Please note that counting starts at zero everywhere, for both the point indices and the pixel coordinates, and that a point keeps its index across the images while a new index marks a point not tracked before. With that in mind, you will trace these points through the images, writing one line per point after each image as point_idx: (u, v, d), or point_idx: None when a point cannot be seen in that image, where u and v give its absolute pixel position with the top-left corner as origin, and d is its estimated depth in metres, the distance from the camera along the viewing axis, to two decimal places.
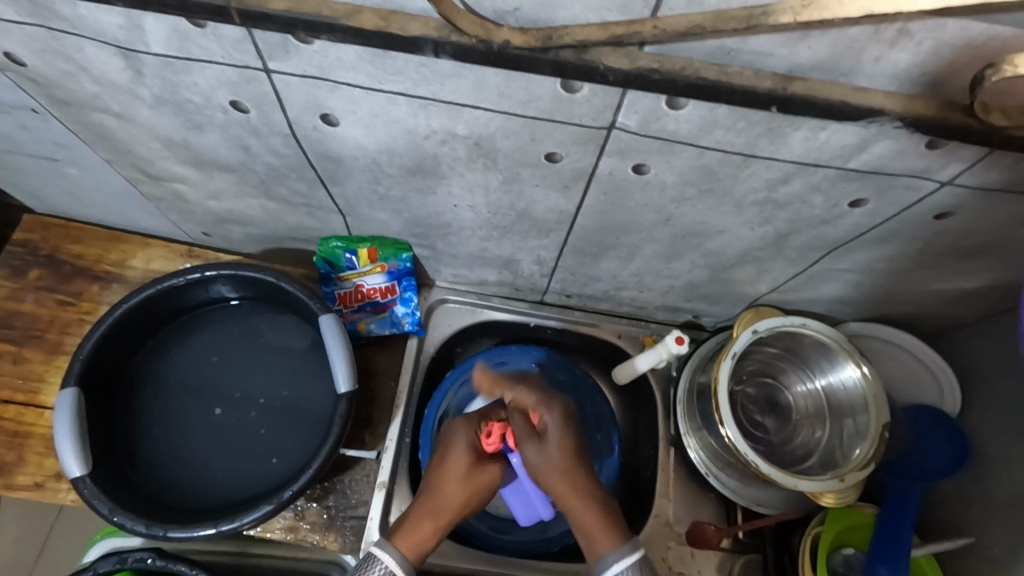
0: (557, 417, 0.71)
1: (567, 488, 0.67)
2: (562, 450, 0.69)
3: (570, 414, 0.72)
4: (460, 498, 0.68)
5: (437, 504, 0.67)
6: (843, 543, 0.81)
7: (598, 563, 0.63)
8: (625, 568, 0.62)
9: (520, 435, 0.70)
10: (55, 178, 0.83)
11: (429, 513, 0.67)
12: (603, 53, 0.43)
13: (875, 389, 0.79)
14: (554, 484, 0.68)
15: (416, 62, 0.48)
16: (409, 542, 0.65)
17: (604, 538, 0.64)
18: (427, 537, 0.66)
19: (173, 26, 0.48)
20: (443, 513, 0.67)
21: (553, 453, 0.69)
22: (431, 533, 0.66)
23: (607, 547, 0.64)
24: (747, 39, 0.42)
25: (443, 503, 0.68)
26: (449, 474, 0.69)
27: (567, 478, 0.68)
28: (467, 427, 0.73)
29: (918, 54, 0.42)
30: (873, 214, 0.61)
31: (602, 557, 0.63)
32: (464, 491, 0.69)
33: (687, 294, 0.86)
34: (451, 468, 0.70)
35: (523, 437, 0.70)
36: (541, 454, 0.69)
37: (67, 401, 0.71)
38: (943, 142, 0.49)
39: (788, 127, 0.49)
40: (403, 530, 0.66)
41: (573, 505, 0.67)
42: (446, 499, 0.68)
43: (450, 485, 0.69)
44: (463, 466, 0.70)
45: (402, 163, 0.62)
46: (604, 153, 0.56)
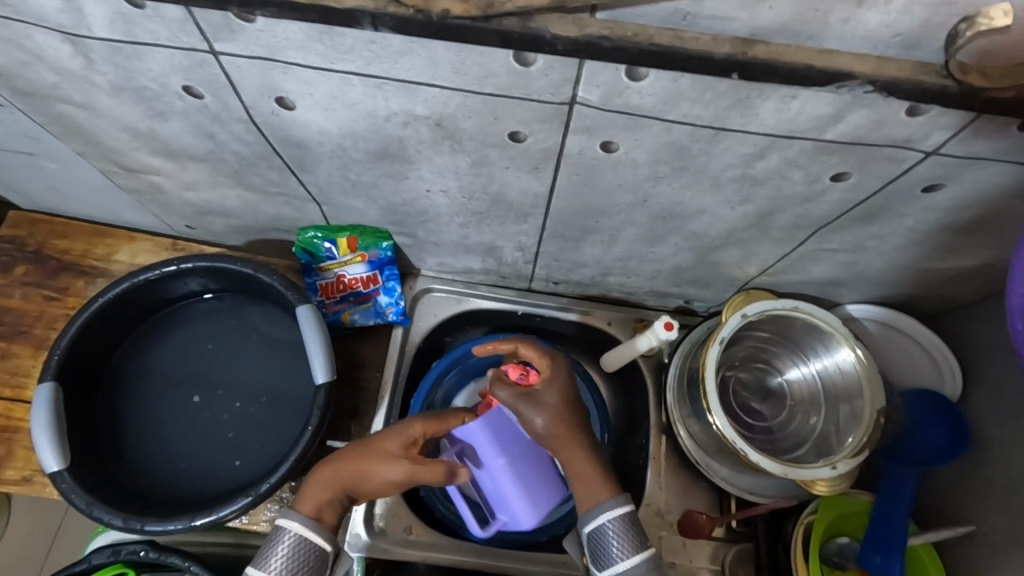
0: (558, 375, 0.69)
1: (566, 439, 0.66)
2: (559, 405, 0.67)
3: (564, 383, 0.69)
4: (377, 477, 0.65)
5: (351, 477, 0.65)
6: (837, 532, 0.79)
7: (591, 509, 0.63)
8: (614, 520, 0.61)
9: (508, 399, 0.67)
10: (33, 173, 0.82)
11: (343, 480, 0.65)
12: (550, 20, 0.41)
13: (871, 373, 0.76)
14: (554, 434, 0.66)
15: (363, 39, 0.46)
16: (318, 506, 0.63)
17: (601, 485, 0.64)
18: (335, 505, 0.64)
19: (113, 8, 0.47)
20: (354, 486, 0.65)
21: (551, 405, 0.67)
22: (339, 499, 0.64)
23: (603, 495, 0.63)
24: (702, 1, 0.40)
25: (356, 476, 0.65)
26: (374, 450, 0.65)
27: (566, 432, 0.66)
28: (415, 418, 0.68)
29: (890, 11, 0.39)
30: (858, 189, 0.58)
31: (595, 504, 0.63)
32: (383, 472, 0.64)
33: (674, 279, 0.84)
34: (376, 446, 0.66)
35: (512, 398, 0.67)
36: (542, 408, 0.66)
37: (45, 396, 0.71)
38: (924, 108, 0.46)
39: (758, 96, 0.46)
40: (313, 494, 0.64)
41: (570, 455, 0.65)
42: (360, 474, 0.65)
43: (370, 464, 0.65)
44: (389, 446, 0.65)
45: (366, 147, 0.61)
46: (570, 131, 0.54)
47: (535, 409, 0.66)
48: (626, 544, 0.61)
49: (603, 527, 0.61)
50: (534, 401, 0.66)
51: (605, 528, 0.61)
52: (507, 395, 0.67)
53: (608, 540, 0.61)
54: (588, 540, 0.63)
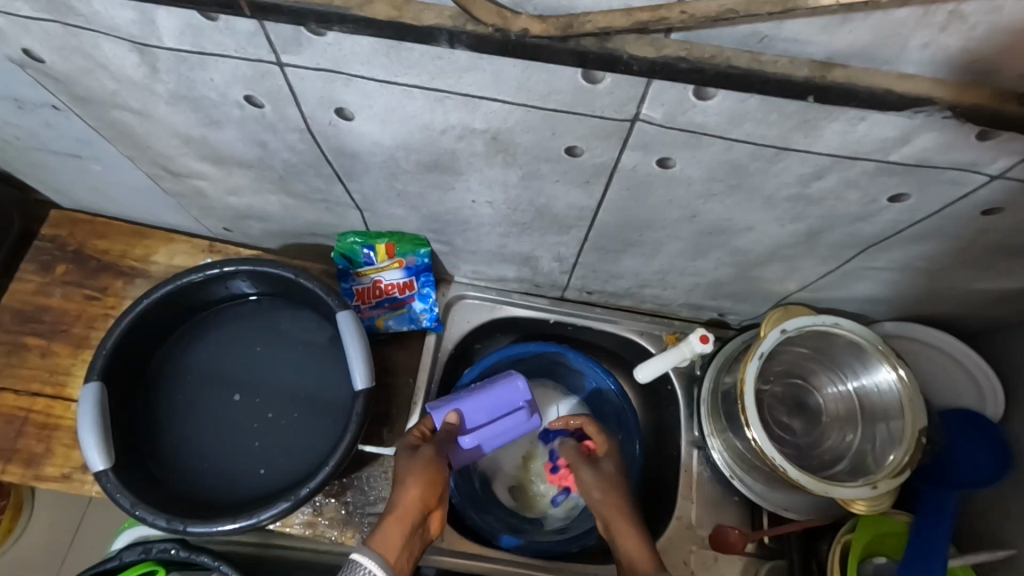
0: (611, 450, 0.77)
1: (615, 510, 0.70)
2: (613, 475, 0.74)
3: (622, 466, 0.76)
4: (421, 496, 0.65)
5: (398, 513, 0.63)
6: (873, 551, 0.78)
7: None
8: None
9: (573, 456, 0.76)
10: (79, 174, 0.84)
11: (391, 515, 0.63)
12: (626, 41, 0.42)
13: (912, 392, 0.75)
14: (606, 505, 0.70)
15: (431, 54, 0.47)
16: (387, 544, 0.60)
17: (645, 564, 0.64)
18: (400, 536, 0.61)
19: (186, 19, 0.48)
20: (404, 515, 0.63)
21: (605, 475, 0.73)
22: (404, 529, 0.62)
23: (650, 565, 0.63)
24: (782, 25, 0.40)
25: (402, 507, 0.63)
26: (398, 480, 0.66)
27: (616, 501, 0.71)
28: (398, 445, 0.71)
29: (971, 37, 0.39)
30: (913, 211, 0.58)
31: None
32: (420, 488, 0.65)
33: (712, 292, 0.83)
34: (399, 475, 0.67)
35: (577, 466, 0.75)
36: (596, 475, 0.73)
37: (91, 396, 0.72)
38: (994, 133, 0.46)
39: (824, 118, 0.46)
40: (378, 535, 0.61)
41: (620, 534, 0.68)
42: (406, 502, 0.64)
43: (408, 488, 0.65)
44: (409, 468, 0.67)
45: (418, 158, 0.61)
46: (627, 147, 0.54)
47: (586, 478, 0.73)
48: None
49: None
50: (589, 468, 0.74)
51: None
52: (574, 453, 0.76)
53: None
54: None
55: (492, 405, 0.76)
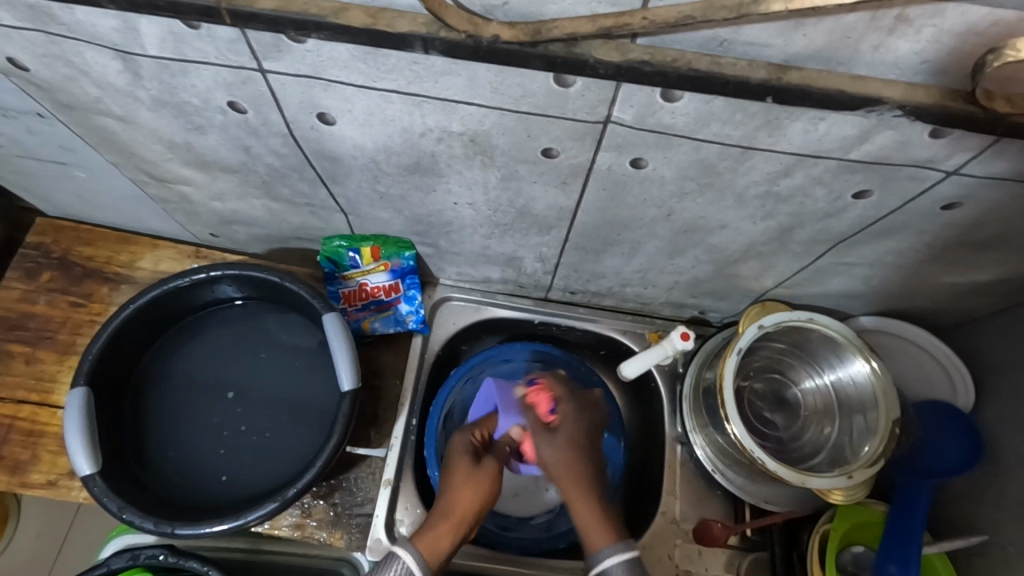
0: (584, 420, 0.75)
1: (569, 477, 0.70)
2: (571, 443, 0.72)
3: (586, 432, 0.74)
4: (473, 501, 0.71)
5: (446, 510, 0.69)
6: (853, 541, 0.80)
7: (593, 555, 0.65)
8: (619, 563, 0.64)
9: (534, 427, 0.75)
10: (64, 181, 0.84)
11: (443, 514, 0.69)
12: (594, 46, 0.44)
13: (885, 383, 0.77)
14: (559, 470, 0.71)
15: (408, 59, 0.48)
16: (430, 539, 0.66)
17: (603, 532, 0.67)
18: (446, 539, 0.67)
19: (168, 28, 0.49)
20: (455, 516, 0.69)
21: (565, 440, 0.72)
22: (450, 534, 0.67)
23: (603, 542, 0.66)
24: (740, 29, 0.42)
25: (453, 507, 0.70)
26: (456, 479, 0.72)
27: (571, 471, 0.70)
28: (460, 437, 0.77)
29: (918, 40, 0.41)
30: (877, 206, 0.60)
31: (595, 550, 0.65)
32: (472, 498, 0.71)
33: (692, 290, 0.85)
34: (457, 479, 0.72)
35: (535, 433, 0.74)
36: (553, 440, 0.73)
37: (78, 400, 0.73)
38: (946, 131, 0.49)
39: (786, 118, 0.48)
40: (420, 536, 0.67)
41: (574, 498, 0.69)
42: (456, 503, 0.70)
43: (461, 490, 0.71)
44: (473, 479, 0.72)
45: (400, 161, 0.63)
46: (601, 147, 0.55)
47: (545, 442, 0.73)
48: None
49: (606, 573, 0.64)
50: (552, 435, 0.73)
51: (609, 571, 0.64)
52: (535, 421, 0.75)
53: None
54: None
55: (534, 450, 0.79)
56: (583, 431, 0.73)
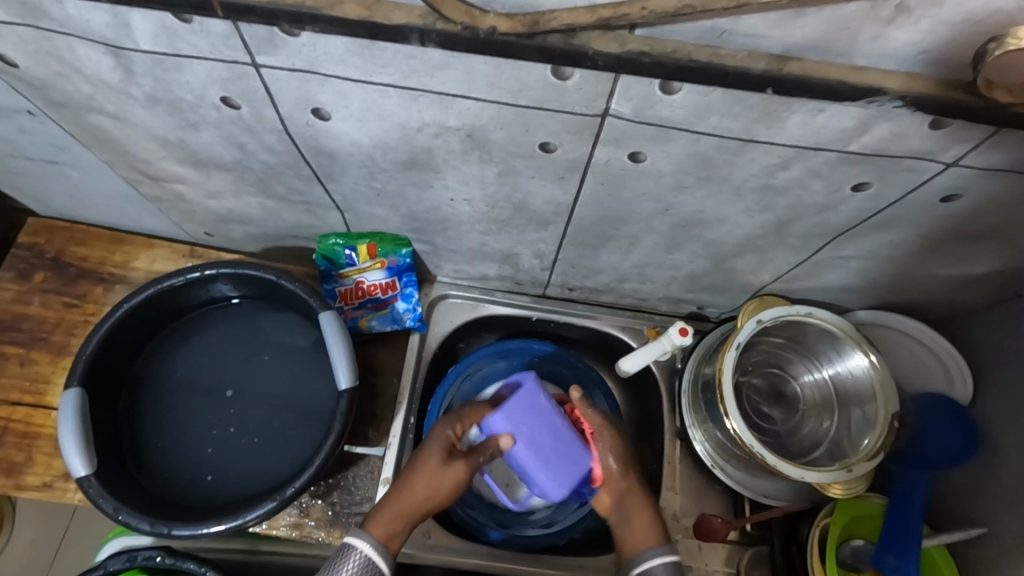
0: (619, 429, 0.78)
1: (629, 481, 0.73)
2: (627, 449, 0.75)
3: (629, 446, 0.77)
4: (431, 494, 0.68)
5: (403, 497, 0.67)
6: (851, 534, 0.80)
7: (639, 552, 0.65)
8: (665, 564, 0.64)
9: (597, 423, 0.74)
10: (56, 181, 0.83)
11: (399, 501, 0.66)
12: (591, 38, 0.43)
13: (884, 376, 0.77)
14: (623, 475, 0.73)
15: (404, 53, 0.48)
16: (383, 528, 0.65)
17: (651, 535, 0.67)
18: (399, 524, 0.65)
19: (160, 22, 0.49)
20: (411, 507, 0.66)
21: (623, 448, 0.75)
22: (403, 521, 0.66)
23: (648, 543, 0.66)
24: (739, 20, 0.42)
25: (409, 496, 0.67)
26: (421, 468, 0.69)
27: (634, 476, 0.73)
28: (440, 430, 0.72)
29: (918, 30, 0.41)
30: (876, 199, 0.60)
31: (640, 549, 0.65)
32: (433, 487, 0.68)
33: (690, 285, 0.85)
34: (425, 460, 0.69)
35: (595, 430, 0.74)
36: (614, 443, 0.74)
37: (71, 402, 0.72)
38: (945, 121, 0.48)
39: (785, 110, 0.48)
40: (375, 517, 0.66)
41: (629, 503, 0.71)
42: (413, 493, 0.67)
43: (422, 481, 0.68)
44: (443, 468, 0.69)
45: (397, 157, 0.62)
46: (599, 141, 0.55)
47: (609, 445, 0.74)
48: None
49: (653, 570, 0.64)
50: (614, 437, 0.74)
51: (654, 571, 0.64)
52: (596, 417, 0.75)
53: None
54: None
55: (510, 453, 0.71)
56: (630, 444, 0.77)
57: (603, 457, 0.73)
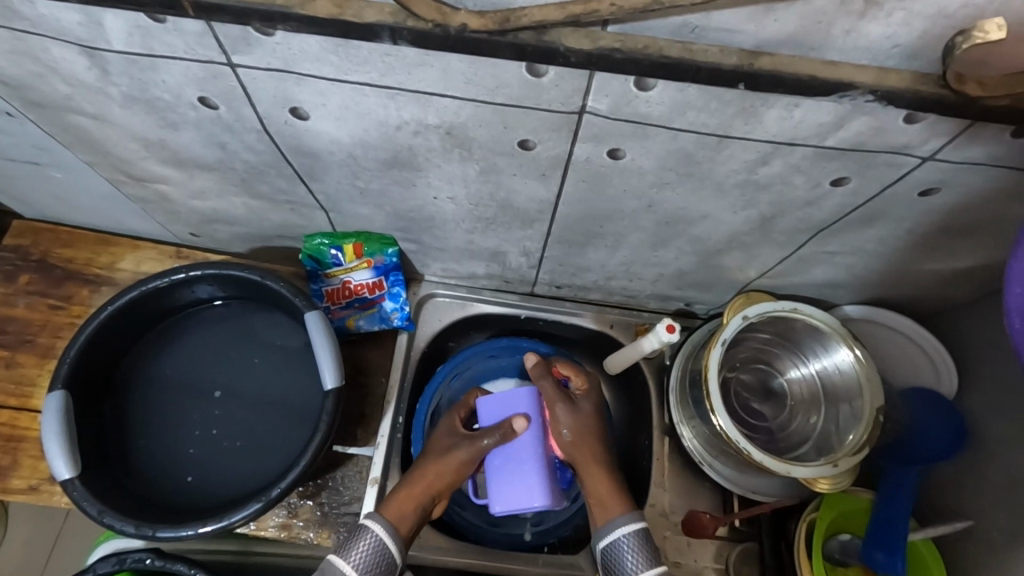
0: (591, 390, 0.78)
1: (585, 449, 0.73)
2: (588, 414, 0.76)
3: (600, 407, 0.78)
4: (436, 478, 0.70)
5: (410, 484, 0.70)
6: (839, 529, 0.80)
7: (606, 524, 0.67)
8: (630, 534, 0.66)
9: (551, 395, 0.75)
10: (40, 183, 0.83)
11: (405, 487, 0.69)
12: (564, 34, 0.43)
13: (869, 372, 0.77)
14: (575, 444, 0.73)
15: (379, 51, 0.48)
16: (393, 513, 0.67)
17: (616, 504, 0.69)
18: (410, 506, 0.68)
19: (133, 22, 0.48)
20: (417, 491, 0.69)
21: (582, 413, 0.75)
22: (413, 503, 0.69)
23: (615, 513, 0.68)
24: (710, 15, 0.42)
25: (415, 482, 0.70)
26: (425, 457, 0.72)
27: (589, 443, 0.73)
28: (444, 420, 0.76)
29: (890, 24, 0.41)
30: (857, 194, 0.60)
31: (609, 520, 0.67)
32: (438, 472, 0.71)
33: (677, 282, 0.85)
34: (437, 446, 0.73)
35: (552, 402, 0.75)
36: (572, 414, 0.74)
37: (55, 404, 0.72)
38: (921, 116, 0.49)
39: (762, 105, 0.48)
40: (388, 503, 0.68)
41: (588, 472, 0.72)
42: (419, 479, 0.70)
43: (426, 468, 0.71)
44: (449, 449, 0.72)
45: (377, 155, 0.62)
46: (578, 139, 0.55)
47: (562, 416, 0.74)
48: (640, 558, 0.65)
49: (618, 542, 0.66)
50: (567, 407, 0.75)
51: (621, 543, 0.66)
52: (552, 390, 0.75)
53: (622, 554, 0.65)
54: (604, 555, 0.67)
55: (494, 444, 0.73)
56: (599, 408, 0.77)
57: (558, 427, 0.74)
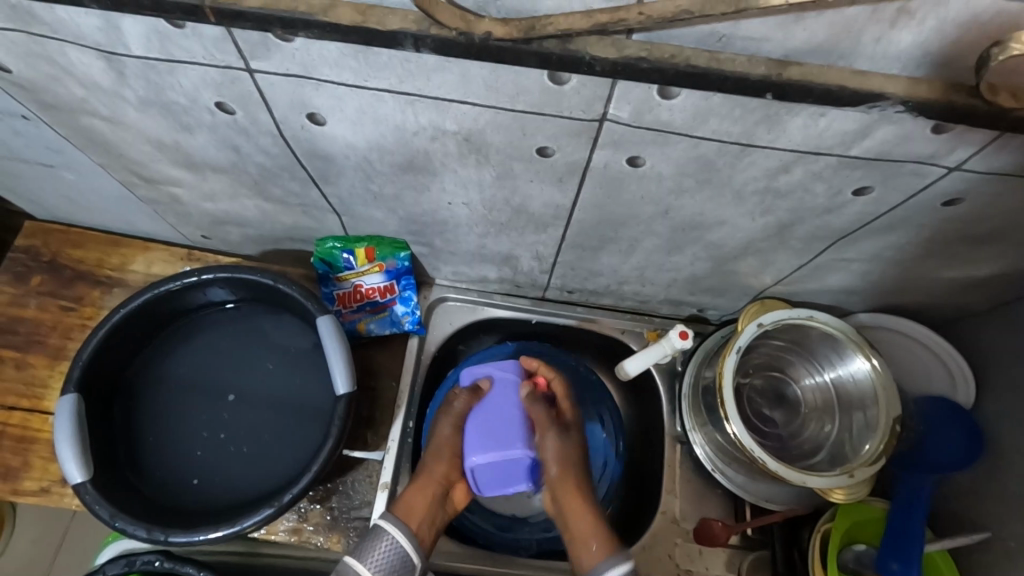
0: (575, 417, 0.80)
1: (566, 486, 0.74)
2: (574, 449, 0.76)
3: (582, 444, 0.78)
4: (447, 473, 0.75)
5: (422, 483, 0.74)
6: (853, 539, 0.79)
7: (594, 565, 0.67)
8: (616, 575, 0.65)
9: (542, 420, 0.75)
10: (53, 184, 0.83)
11: (420, 485, 0.73)
12: (588, 42, 0.43)
13: (885, 381, 0.76)
14: (560, 477, 0.74)
15: (399, 57, 0.47)
16: (408, 511, 0.71)
17: (600, 544, 0.69)
18: (422, 508, 0.72)
19: (153, 27, 0.48)
20: (431, 488, 0.74)
21: (568, 446, 0.75)
22: (426, 502, 0.73)
23: (601, 555, 0.67)
24: (738, 24, 0.41)
25: (428, 480, 0.74)
26: (434, 455, 0.76)
27: (570, 479, 0.74)
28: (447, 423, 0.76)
29: (921, 33, 0.40)
30: (878, 203, 0.59)
31: (596, 560, 0.67)
32: (447, 466, 0.75)
33: (690, 288, 0.84)
34: (439, 442, 0.76)
35: (542, 429, 0.75)
36: (558, 444, 0.74)
37: (67, 408, 0.72)
38: (948, 125, 0.48)
39: (786, 114, 0.48)
40: (401, 505, 0.72)
41: (569, 508, 0.73)
42: (431, 476, 0.74)
43: (436, 462, 0.75)
44: (455, 450, 0.76)
45: (393, 161, 0.61)
46: (597, 145, 0.55)
47: (549, 445, 0.74)
48: None
49: None
50: (556, 438, 0.75)
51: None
52: (543, 413, 0.76)
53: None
54: None
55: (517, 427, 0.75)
56: (582, 441, 0.78)
57: (545, 456, 0.74)
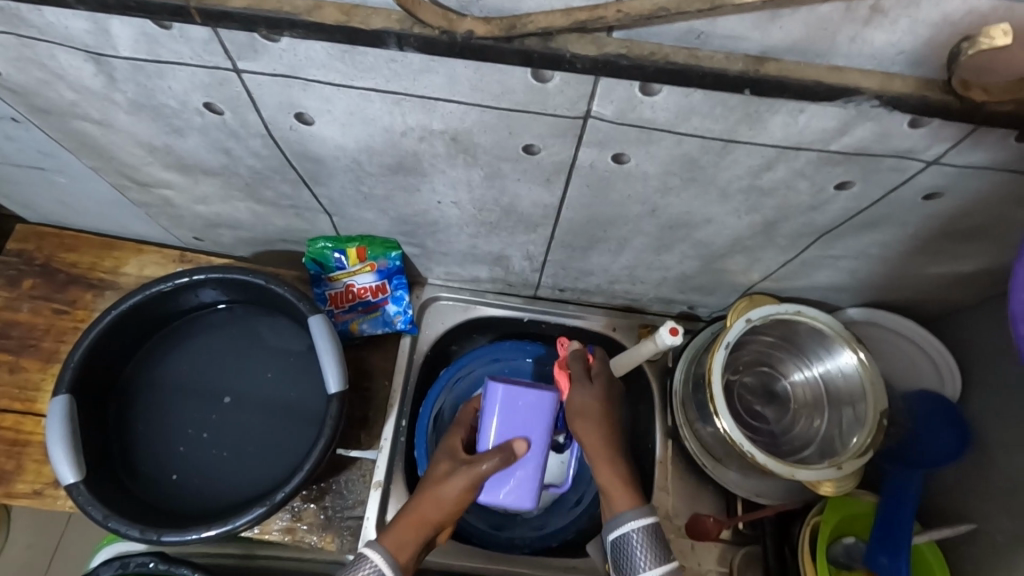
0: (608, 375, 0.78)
1: (596, 442, 0.73)
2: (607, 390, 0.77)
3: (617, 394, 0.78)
4: (439, 508, 0.68)
5: (411, 513, 0.68)
6: (842, 532, 0.80)
7: (616, 518, 0.67)
8: (639, 530, 0.66)
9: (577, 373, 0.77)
10: (44, 188, 0.83)
11: (406, 515, 0.68)
12: (570, 41, 0.44)
13: (873, 375, 0.77)
14: (592, 411, 0.75)
15: (385, 57, 0.48)
16: (395, 543, 0.66)
17: (626, 497, 0.69)
18: (410, 538, 0.67)
19: (140, 29, 0.49)
20: (419, 521, 0.68)
21: (599, 397, 0.75)
22: (415, 533, 0.67)
23: (625, 506, 0.68)
24: (716, 22, 0.42)
25: (416, 510, 0.68)
26: (425, 487, 0.70)
27: (604, 419, 0.74)
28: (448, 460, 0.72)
29: (894, 31, 0.41)
30: (861, 199, 0.60)
31: (619, 513, 0.67)
32: (438, 501, 0.68)
33: (680, 285, 0.85)
34: (448, 490, 0.69)
35: (576, 378, 0.77)
36: (591, 391, 0.75)
37: (59, 409, 0.72)
38: (925, 121, 0.49)
39: (767, 111, 0.48)
40: (389, 533, 0.67)
41: (598, 457, 0.73)
42: (419, 506, 0.68)
43: (426, 495, 0.69)
44: (446, 479, 0.70)
45: (382, 161, 0.62)
46: (583, 144, 0.55)
47: (580, 389, 0.75)
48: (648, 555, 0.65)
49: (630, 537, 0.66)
50: (592, 382, 0.76)
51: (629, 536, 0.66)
52: (579, 368, 0.78)
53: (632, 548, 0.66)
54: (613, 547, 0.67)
55: (508, 421, 0.73)
56: (613, 392, 0.77)
57: (571, 407, 0.75)
